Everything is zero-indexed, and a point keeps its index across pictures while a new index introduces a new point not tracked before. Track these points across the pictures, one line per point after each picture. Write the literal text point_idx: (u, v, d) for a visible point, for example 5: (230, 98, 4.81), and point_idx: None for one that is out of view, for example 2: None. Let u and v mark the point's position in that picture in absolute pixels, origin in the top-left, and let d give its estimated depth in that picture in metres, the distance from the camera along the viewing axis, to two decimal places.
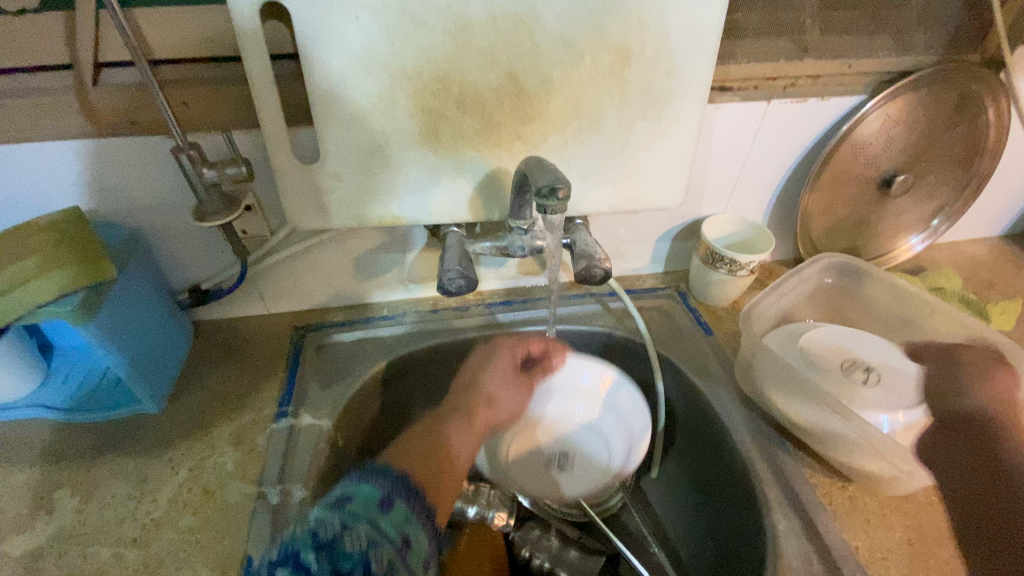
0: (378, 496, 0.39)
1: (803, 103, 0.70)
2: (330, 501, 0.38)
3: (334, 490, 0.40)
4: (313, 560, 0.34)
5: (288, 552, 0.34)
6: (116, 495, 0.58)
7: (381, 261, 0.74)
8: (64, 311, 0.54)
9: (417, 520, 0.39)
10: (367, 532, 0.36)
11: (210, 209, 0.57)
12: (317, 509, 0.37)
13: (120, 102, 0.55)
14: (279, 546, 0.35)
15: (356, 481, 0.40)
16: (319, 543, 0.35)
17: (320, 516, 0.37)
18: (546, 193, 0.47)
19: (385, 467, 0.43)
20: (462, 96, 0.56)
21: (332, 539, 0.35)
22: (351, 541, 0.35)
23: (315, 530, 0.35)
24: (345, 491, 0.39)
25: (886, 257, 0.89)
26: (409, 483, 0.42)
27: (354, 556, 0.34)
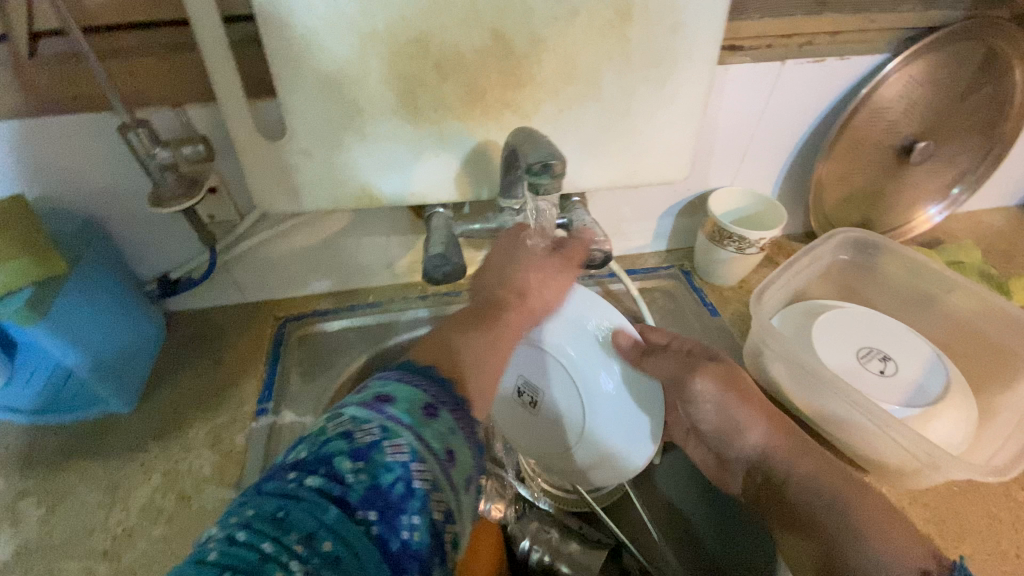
0: (422, 403, 0.33)
1: (821, 63, 0.64)
2: (365, 400, 0.33)
3: (366, 387, 0.34)
4: (349, 471, 0.29)
5: (322, 456, 0.29)
6: (85, 503, 0.54)
7: (364, 245, 0.69)
8: (12, 312, 0.49)
9: (462, 430, 0.34)
10: (412, 444, 0.31)
11: (168, 192, 0.52)
12: (353, 408, 0.32)
13: (56, 76, 0.49)
14: (310, 443, 0.30)
15: (391, 381, 0.35)
16: (356, 452, 0.29)
17: (356, 416, 0.31)
18: (538, 170, 0.41)
19: (423, 367, 0.37)
20: (443, 60, 0.50)
21: (369, 447, 0.30)
22: (393, 451, 0.30)
23: (350, 434, 0.30)
24: (383, 389, 0.34)
25: (902, 230, 0.84)
26: (454, 390, 0.36)
27: (394, 469, 0.29)
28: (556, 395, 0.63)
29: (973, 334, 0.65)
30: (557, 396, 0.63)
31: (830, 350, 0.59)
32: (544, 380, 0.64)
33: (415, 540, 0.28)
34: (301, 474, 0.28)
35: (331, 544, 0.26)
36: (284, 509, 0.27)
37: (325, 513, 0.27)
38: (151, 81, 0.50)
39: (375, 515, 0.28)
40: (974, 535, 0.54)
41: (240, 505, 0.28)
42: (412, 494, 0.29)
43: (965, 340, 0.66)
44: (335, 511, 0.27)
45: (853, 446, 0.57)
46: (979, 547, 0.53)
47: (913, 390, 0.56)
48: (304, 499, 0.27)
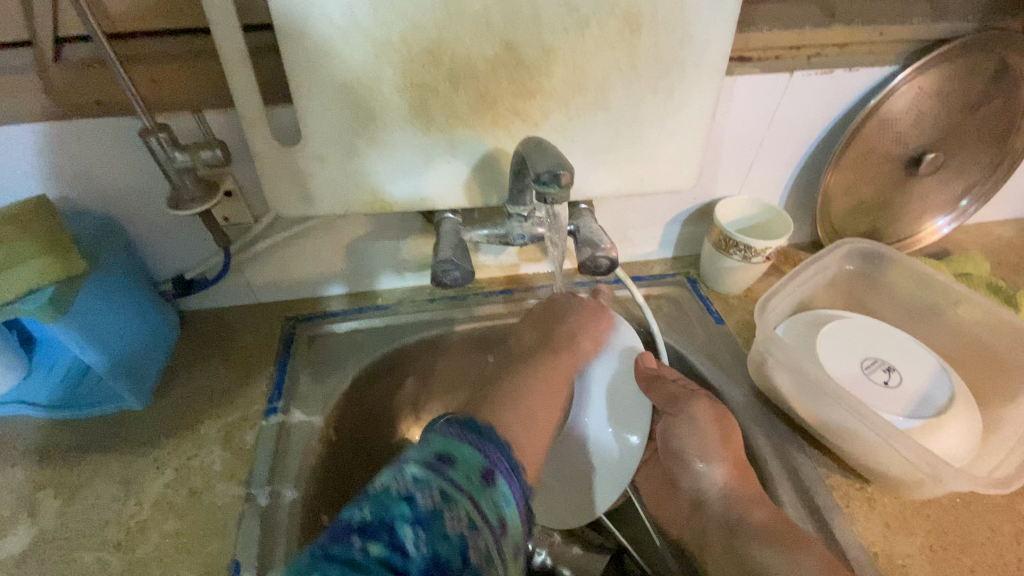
0: (478, 468, 0.37)
1: (829, 74, 0.64)
2: (427, 460, 0.36)
3: (425, 445, 0.38)
4: (413, 535, 0.32)
5: (387, 520, 0.32)
6: (99, 497, 0.55)
7: (374, 249, 0.70)
8: (34, 310, 0.50)
9: (512, 499, 0.38)
10: (469, 513, 0.34)
11: (186, 196, 0.53)
12: (415, 468, 0.35)
13: (82, 80, 0.50)
14: (373, 503, 0.33)
15: (454, 438, 0.39)
16: (420, 518, 0.32)
17: (417, 475, 0.35)
18: (546, 179, 0.42)
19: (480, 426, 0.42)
20: (454, 69, 0.51)
21: (431, 514, 0.33)
22: (452, 523, 0.33)
23: (413, 497, 0.33)
24: (444, 449, 0.38)
25: (910, 241, 0.84)
26: (510, 458, 0.41)
27: (455, 541, 0.32)
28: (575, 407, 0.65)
29: (979, 346, 0.65)
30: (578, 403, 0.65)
31: (835, 359, 0.59)
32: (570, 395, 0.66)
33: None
34: (366, 539, 0.31)
35: None
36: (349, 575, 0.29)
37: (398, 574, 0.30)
38: (171, 87, 0.52)
39: None
40: (975, 547, 0.54)
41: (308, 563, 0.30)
42: (468, 567, 0.32)
43: (970, 351, 0.66)
44: None
45: (855, 456, 0.57)
46: (980, 559, 0.53)
47: (917, 402, 0.56)
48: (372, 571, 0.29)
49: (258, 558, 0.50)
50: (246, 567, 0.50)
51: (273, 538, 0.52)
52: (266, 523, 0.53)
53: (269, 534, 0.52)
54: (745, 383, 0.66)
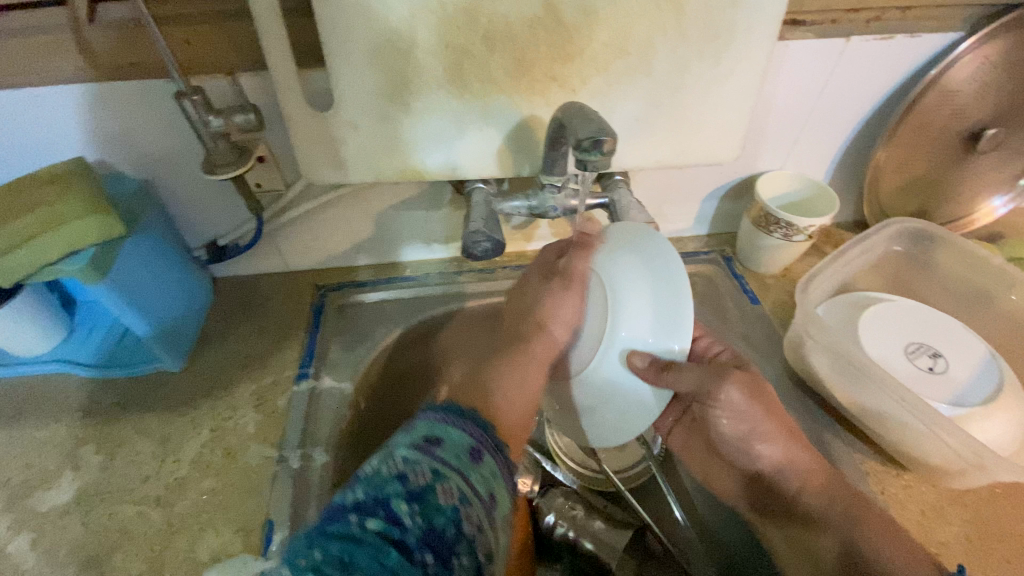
0: (467, 445, 0.36)
1: (889, 40, 0.60)
2: (416, 442, 0.35)
3: (415, 427, 0.37)
4: (406, 513, 0.31)
5: (380, 499, 0.31)
6: (139, 453, 0.57)
7: (403, 220, 0.69)
8: (76, 270, 0.51)
9: (499, 475, 0.36)
10: (460, 487, 0.33)
11: (220, 159, 0.53)
12: (406, 449, 0.34)
13: (117, 41, 0.50)
14: (367, 485, 0.32)
15: (439, 421, 0.37)
16: (412, 494, 0.31)
17: (409, 457, 0.34)
18: (587, 147, 0.41)
19: (463, 409, 0.40)
20: (491, 31, 0.49)
21: (424, 489, 0.32)
22: (445, 494, 0.32)
23: (405, 476, 0.32)
24: (433, 431, 0.36)
25: (962, 222, 0.79)
26: (494, 434, 0.39)
27: (446, 512, 0.31)
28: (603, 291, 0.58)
29: None
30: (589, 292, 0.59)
31: (880, 345, 0.57)
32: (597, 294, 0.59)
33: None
34: (362, 516, 0.30)
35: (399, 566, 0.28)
36: (348, 554, 0.28)
37: (387, 557, 0.28)
38: (204, 49, 0.51)
39: (431, 558, 0.29)
40: (1016, 540, 0.52)
41: (306, 546, 0.29)
42: (462, 537, 0.31)
43: (1021, 338, 0.63)
44: (395, 557, 0.29)
45: (896, 443, 0.55)
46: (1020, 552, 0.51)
47: (962, 389, 0.54)
48: (368, 542, 0.29)
49: (291, 518, 0.52)
50: (279, 526, 0.51)
51: (306, 499, 0.53)
52: (299, 485, 0.54)
53: (302, 495, 0.53)
54: (779, 364, 0.64)
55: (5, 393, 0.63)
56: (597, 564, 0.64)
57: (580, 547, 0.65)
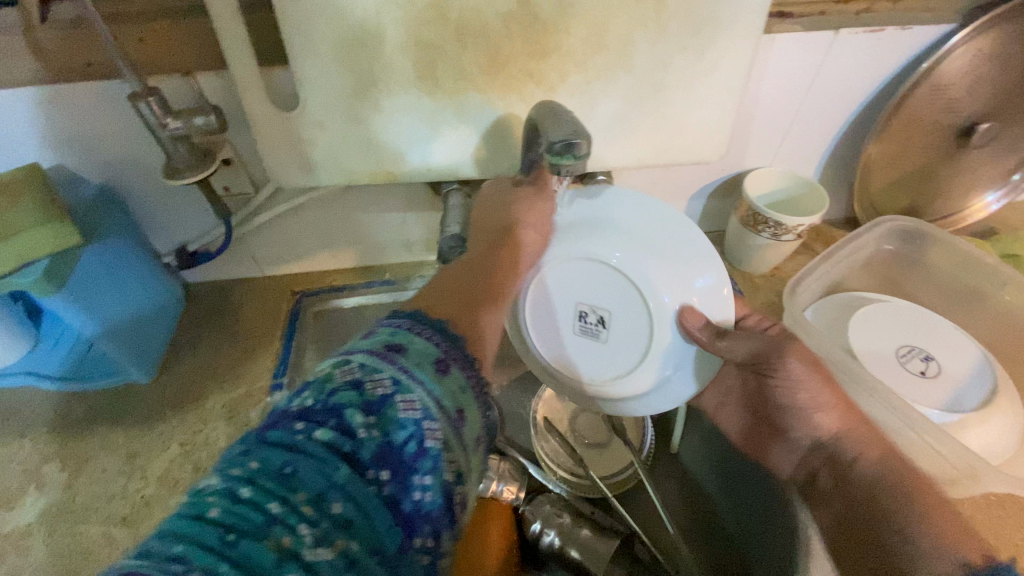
0: (435, 355, 0.30)
1: (879, 33, 0.57)
2: (375, 348, 0.29)
3: (375, 333, 0.30)
4: (360, 426, 0.25)
5: (331, 405, 0.26)
6: (105, 470, 0.55)
7: (380, 222, 0.67)
8: (30, 283, 0.49)
9: (470, 390, 0.30)
10: (426, 400, 0.27)
11: (182, 163, 0.51)
12: (363, 355, 0.28)
13: (69, 40, 0.47)
14: (316, 390, 0.26)
15: (403, 330, 0.31)
16: (368, 405, 0.26)
17: (367, 363, 0.28)
18: (560, 150, 0.39)
19: (435, 318, 0.33)
20: (463, 27, 0.46)
21: (382, 401, 0.26)
22: (406, 407, 0.26)
23: (360, 384, 0.27)
24: (394, 337, 0.30)
25: (955, 219, 0.77)
26: (468, 349, 0.32)
27: (408, 427, 0.26)
28: (609, 289, 0.54)
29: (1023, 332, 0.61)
30: (592, 287, 0.55)
31: (871, 349, 0.56)
32: (591, 287, 0.55)
33: (426, 495, 0.26)
34: (308, 424, 0.25)
35: (340, 507, 0.23)
36: (291, 465, 0.23)
37: (336, 473, 0.24)
38: (161, 49, 0.48)
39: (386, 476, 0.25)
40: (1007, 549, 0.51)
41: (241, 455, 0.24)
42: (425, 454, 0.26)
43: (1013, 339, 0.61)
44: (344, 472, 0.24)
45: None
46: None
47: (956, 394, 0.53)
48: (312, 453, 0.24)
49: None
50: None
51: None
52: None
53: None
54: None
55: None
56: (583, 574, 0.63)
57: (566, 557, 0.63)
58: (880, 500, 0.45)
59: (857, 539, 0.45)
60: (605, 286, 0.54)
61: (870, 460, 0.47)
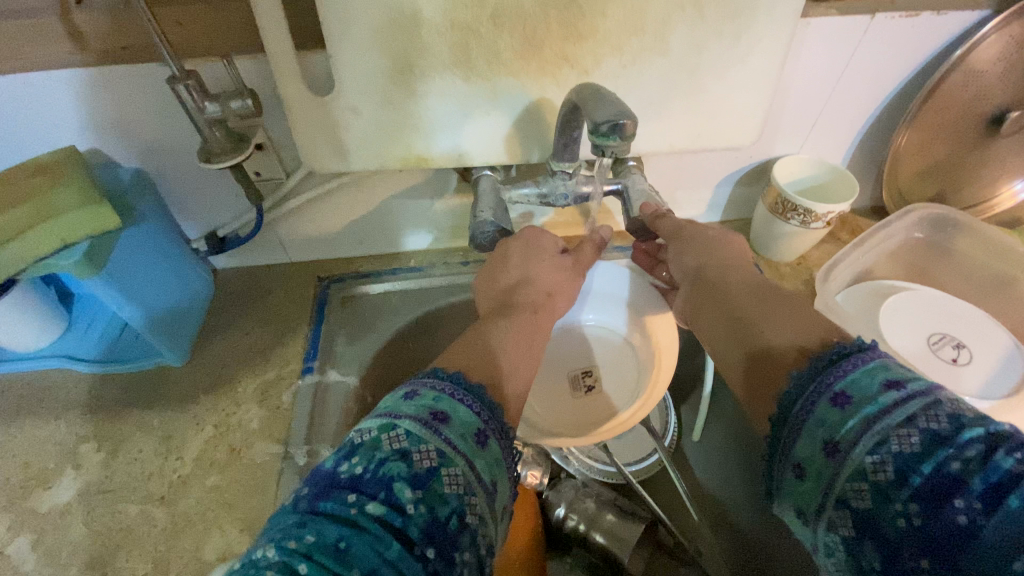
0: (475, 426, 0.32)
1: (915, 18, 0.57)
2: (420, 413, 0.31)
3: (419, 395, 0.32)
4: (410, 500, 0.27)
5: (381, 478, 0.27)
6: (142, 450, 0.56)
7: (408, 208, 0.67)
8: (69, 265, 0.50)
9: (504, 461, 0.33)
10: (466, 475, 0.29)
11: (217, 148, 0.51)
12: (410, 422, 0.30)
13: (108, 23, 0.47)
14: (365, 459, 0.28)
15: (446, 395, 0.33)
16: (416, 479, 0.28)
17: (413, 433, 0.29)
18: (606, 131, 0.39)
19: (471, 381, 0.35)
20: (500, 9, 0.46)
21: (429, 474, 0.28)
22: (450, 481, 0.28)
23: (408, 455, 0.28)
24: (438, 404, 0.32)
25: (983, 208, 0.77)
26: (503, 417, 0.35)
27: (452, 502, 0.28)
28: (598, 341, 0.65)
29: None
30: (590, 352, 0.65)
31: (902, 335, 0.55)
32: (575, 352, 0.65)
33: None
34: (360, 497, 0.26)
35: None
36: (346, 540, 0.25)
37: (388, 550, 0.25)
38: (199, 32, 0.48)
39: (433, 551, 0.26)
40: None
41: (295, 527, 0.25)
42: (465, 529, 0.28)
43: None
44: (396, 547, 0.25)
45: None
46: None
47: (986, 381, 0.53)
48: (366, 529, 0.25)
49: None
50: None
51: None
52: None
53: None
54: None
55: (5, 390, 0.61)
56: (610, 558, 0.63)
57: (591, 541, 0.64)
58: (766, 305, 0.43)
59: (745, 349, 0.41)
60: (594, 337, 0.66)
61: (733, 276, 0.48)
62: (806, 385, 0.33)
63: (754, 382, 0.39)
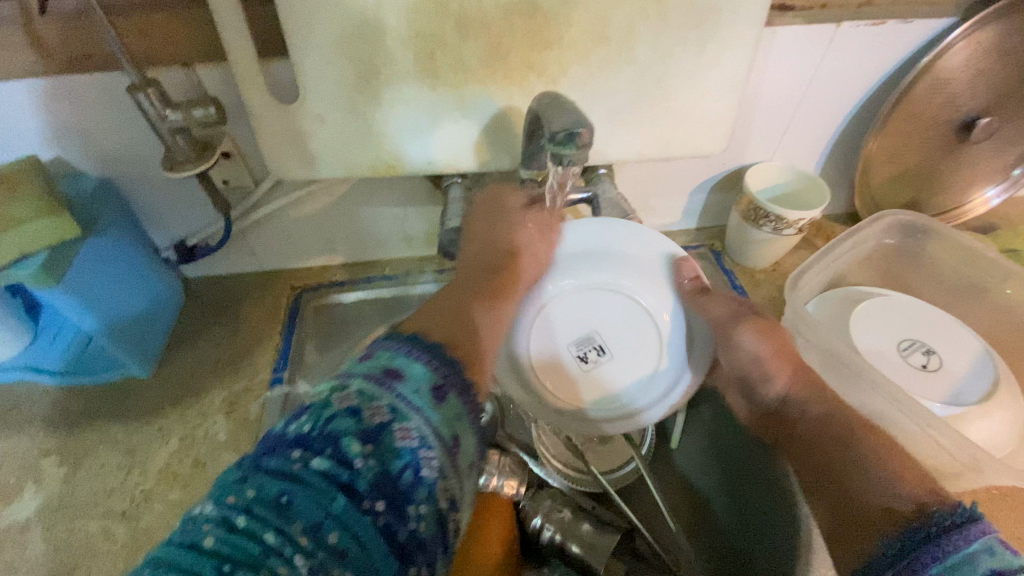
0: (433, 381, 0.30)
1: (880, 26, 0.57)
2: (372, 371, 0.29)
3: (374, 355, 0.30)
4: (358, 455, 0.26)
5: (327, 434, 0.26)
6: (105, 465, 0.55)
7: (382, 216, 0.67)
8: (26, 277, 0.49)
9: (469, 417, 0.31)
10: (422, 430, 0.28)
11: (182, 156, 0.50)
12: (361, 379, 0.28)
13: (68, 31, 0.47)
14: (312, 417, 0.26)
15: (401, 352, 0.31)
16: (366, 433, 0.26)
17: (365, 391, 0.28)
18: (562, 139, 0.39)
19: (434, 341, 0.33)
20: (464, 18, 0.46)
21: (379, 430, 0.27)
22: (403, 436, 0.27)
23: (358, 411, 0.27)
24: (394, 361, 0.30)
25: (956, 214, 0.77)
26: (466, 372, 0.32)
27: (405, 456, 0.27)
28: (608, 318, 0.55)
29: None
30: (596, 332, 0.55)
31: (872, 343, 0.55)
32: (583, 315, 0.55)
33: (421, 531, 0.26)
34: (304, 454, 0.25)
35: (337, 537, 0.23)
36: (288, 494, 0.24)
37: (332, 503, 0.24)
38: (160, 40, 0.48)
39: (383, 505, 0.25)
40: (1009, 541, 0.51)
41: (237, 482, 0.24)
42: (420, 484, 0.27)
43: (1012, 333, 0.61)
44: (340, 502, 0.24)
45: None
46: None
47: (957, 387, 0.53)
48: (310, 483, 0.24)
49: None
50: None
51: None
52: None
53: None
54: None
55: None
56: (585, 569, 0.62)
57: (567, 552, 0.63)
58: (849, 444, 0.43)
59: (835, 494, 0.41)
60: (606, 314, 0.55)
61: (815, 414, 0.48)
62: (911, 546, 0.34)
63: (846, 526, 0.39)
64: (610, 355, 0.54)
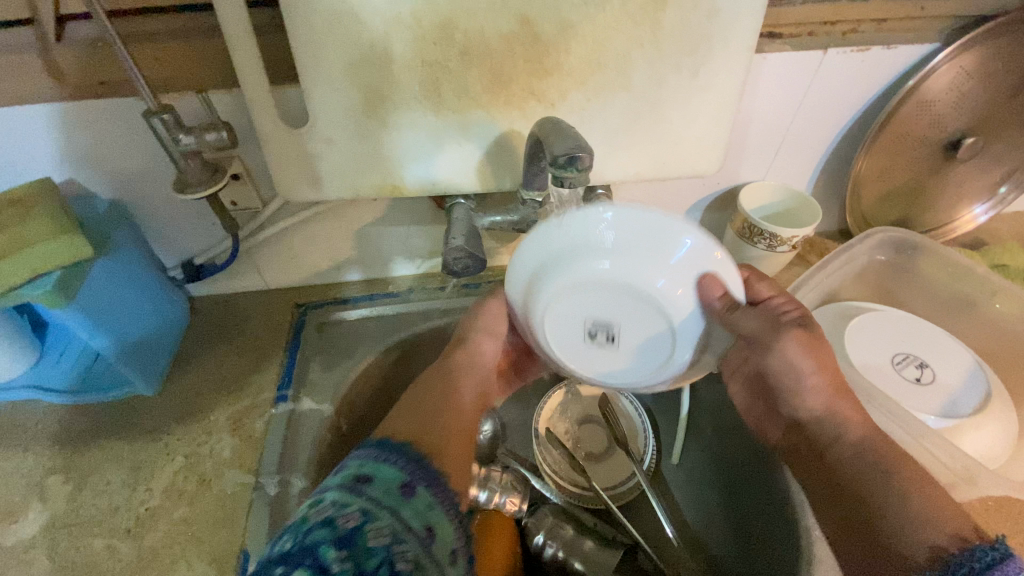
0: (401, 480, 0.33)
1: (866, 51, 0.60)
2: (346, 482, 0.32)
3: (345, 468, 0.33)
4: (336, 559, 0.27)
5: (307, 546, 0.28)
6: (110, 482, 0.55)
7: (386, 235, 0.68)
8: (37, 295, 0.49)
9: (441, 508, 0.33)
10: (393, 527, 0.29)
11: (193, 178, 0.52)
12: (334, 492, 0.31)
13: (87, 59, 0.49)
14: (293, 533, 0.29)
15: (372, 460, 0.34)
16: (342, 539, 0.28)
17: (337, 501, 0.30)
18: (563, 163, 0.41)
19: (401, 443, 0.37)
20: (467, 47, 0.48)
21: (351, 533, 0.28)
22: (375, 535, 0.28)
23: (334, 519, 0.29)
24: (363, 469, 0.33)
25: (945, 231, 0.80)
26: (435, 470, 0.35)
27: (380, 552, 0.28)
28: (633, 310, 0.45)
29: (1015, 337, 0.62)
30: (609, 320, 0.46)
31: (866, 357, 0.57)
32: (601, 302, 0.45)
33: None
34: (286, 570, 0.27)
35: None
36: None
37: None
38: (175, 67, 0.50)
39: None
40: None
41: None
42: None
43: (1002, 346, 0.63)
44: None
45: None
46: None
47: (950, 400, 0.54)
48: None
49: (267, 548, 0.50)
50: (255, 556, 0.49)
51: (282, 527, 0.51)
52: (276, 513, 0.52)
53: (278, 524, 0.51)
54: None
55: None
56: None
57: (569, 568, 0.63)
58: (865, 470, 0.44)
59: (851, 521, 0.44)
60: (628, 306, 0.45)
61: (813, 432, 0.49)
62: None
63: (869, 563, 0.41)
64: (621, 347, 0.48)
